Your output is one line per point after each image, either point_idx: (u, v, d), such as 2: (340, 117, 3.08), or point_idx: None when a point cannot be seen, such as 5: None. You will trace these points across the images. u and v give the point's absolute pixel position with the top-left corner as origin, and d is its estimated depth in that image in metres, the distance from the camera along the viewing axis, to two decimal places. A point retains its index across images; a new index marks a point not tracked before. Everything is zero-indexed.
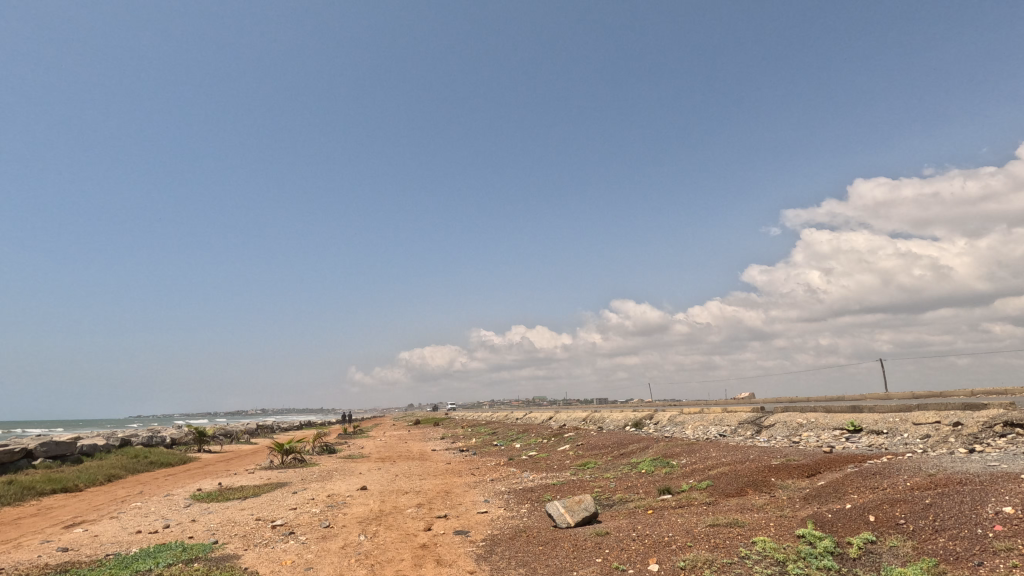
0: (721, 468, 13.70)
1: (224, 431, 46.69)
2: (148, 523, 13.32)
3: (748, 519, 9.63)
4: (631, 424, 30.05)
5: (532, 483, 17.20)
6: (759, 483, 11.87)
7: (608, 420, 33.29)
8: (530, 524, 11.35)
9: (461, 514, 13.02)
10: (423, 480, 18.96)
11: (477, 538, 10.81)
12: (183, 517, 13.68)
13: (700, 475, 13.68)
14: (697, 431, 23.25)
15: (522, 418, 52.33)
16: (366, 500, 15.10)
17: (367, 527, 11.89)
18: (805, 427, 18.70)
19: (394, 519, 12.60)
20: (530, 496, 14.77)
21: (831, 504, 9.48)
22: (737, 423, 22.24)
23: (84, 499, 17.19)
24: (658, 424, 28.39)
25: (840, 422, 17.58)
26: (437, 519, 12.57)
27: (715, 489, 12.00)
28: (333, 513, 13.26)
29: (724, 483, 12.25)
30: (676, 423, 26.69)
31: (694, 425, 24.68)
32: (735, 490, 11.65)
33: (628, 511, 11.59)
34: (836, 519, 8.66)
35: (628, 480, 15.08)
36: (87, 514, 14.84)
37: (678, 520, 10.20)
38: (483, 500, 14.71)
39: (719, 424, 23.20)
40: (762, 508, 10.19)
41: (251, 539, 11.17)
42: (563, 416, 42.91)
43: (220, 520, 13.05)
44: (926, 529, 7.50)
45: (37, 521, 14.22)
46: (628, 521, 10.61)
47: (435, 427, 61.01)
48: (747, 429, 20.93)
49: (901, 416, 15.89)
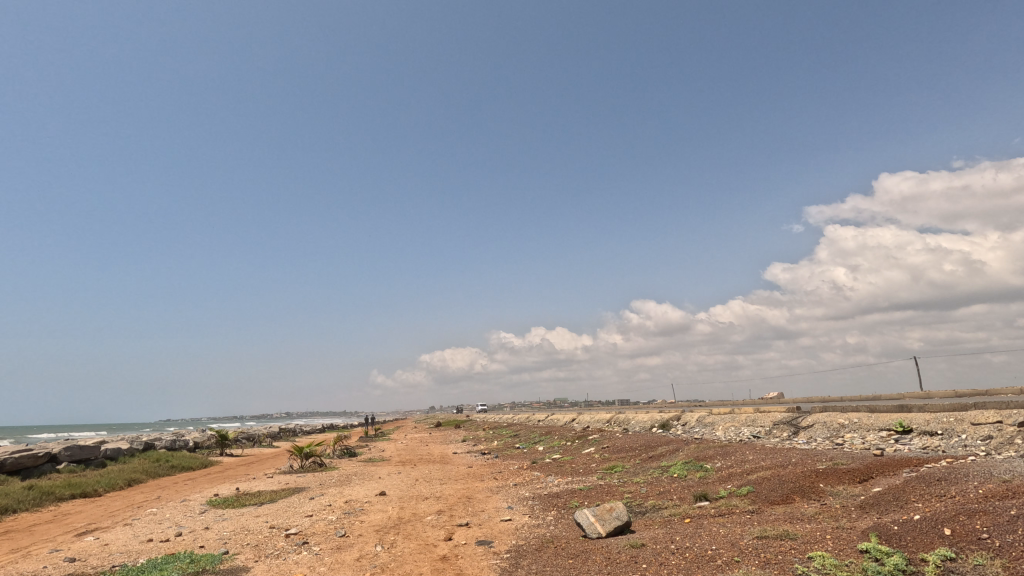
0: (762, 473, 12.72)
1: (247, 435, 46.81)
2: (161, 531, 12.87)
3: (801, 531, 8.70)
4: (658, 425, 28.99)
5: (557, 488, 16.38)
6: (807, 489, 10.90)
7: (634, 421, 32.39)
8: (557, 534, 10.57)
9: (484, 522, 12.27)
10: (444, 484, 18.25)
11: (501, 549, 10.07)
12: (196, 524, 13.21)
13: (739, 480, 12.72)
14: (729, 432, 22.20)
15: (545, 420, 51.56)
16: (384, 506, 14.47)
17: (385, 536, 11.26)
18: (848, 427, 17.56)
19: (413, 528, 11.95)
20: (556, 502, 13.96)
21: (894, 515, 8.52)
22: (771, 423, 21.14)
23: (102, 505, 16.92)
24: (687, 424, 27.36)
25: (888, 422, 16.38)
26: (458, 528, 11.86)
27: (758, 497, 11.05)
28: (350, 521, 12.67)
29: (768, 489, 11.30)
30: (705, 424, 25.64)
31: (725, 426, 23.55)
32: (780, 497, 10.69)
33: (662, 520, 10.71)
34: (904, 531, 7.70)
35: (660, 485, 14.19)
36: (101, 520, 14.51)
37: (720, 531, 9.30)
38: (506, 507, 13.93)
39: (753, 425, 22.08)
40: (814, 518, 9.25)
41: (263, 549, 10.60)
42: (586, 417, 41.95)
43: (234, 528, 12.55)
44: (1017, 545, 6.51)
45: (51, 528, 13.90)
46: (665, 532, 9.76)
47: (457, 428, 60.73)
48: (784, 430, 19.85)
49: (955, 416, 14.73)
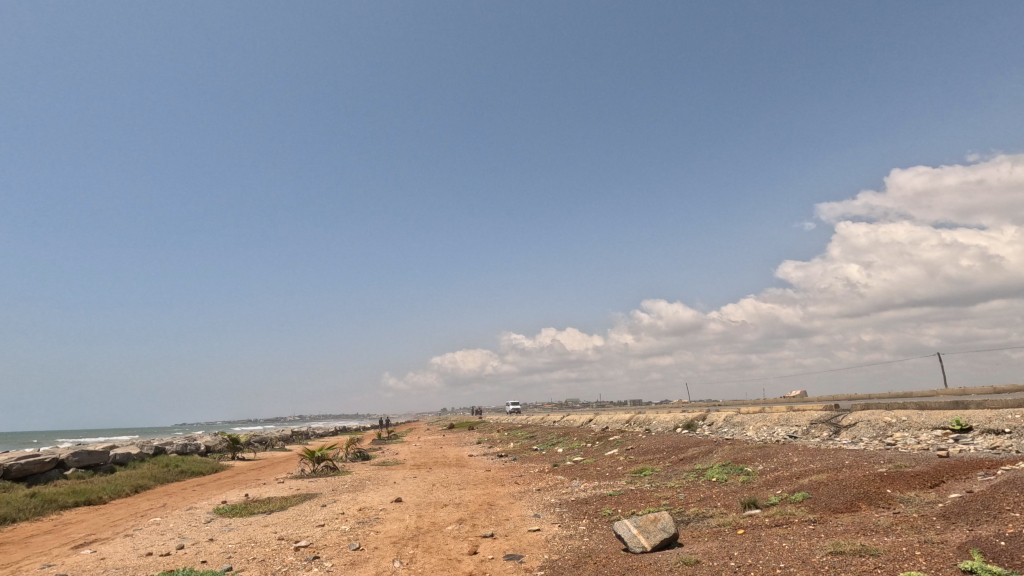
0: (815, 477, 11.52)
1: (261, 439, 46.18)
2: (162, 543, 11.96)
3: (882, 545, 7.52)
4: (682, 426, 27.78)
5: (585, 493, 15.26)
6: (873, 496, 9.70)
7: (657, 420, 31.20)
8: (594, 548, 9.50)
9: (510, 533, 11.22)
10: (463, 490, 17.18)
11: (534, 565, 9.00)
12: (200, 536, 12.31)
13: (790, 485, 11.53)
14: (762, 432, 20.93)
15: (562, 420, 50.43)
16: (400, 514, 13.46)
17: (403, 550, 10.25)
18: (896, 426, 16.28)
19: (434, 540, 10.92)
20: (587, 510, 12.88)
21: (990, 528, 7.35)
22: (808, 423, 19.86)
23: (105, 514, 16.11)
24: (713, 424, 26.09)
25: (942, 421, 15.11)
26: (482, 540, 10.82)
27: (817, 504, 9.88)
28: (365, 532, 11.69)
29: (827, 496, 10.12)
30: (734, 424, 24.37)
31: (756, 426, 22.29)
32: (844, 505, 9.53)
33: (710, 532, 9.59)
34: (1015, 549, 6.51)
35: (699, 491, 13.01)
36: (102, 532, 13.66)
37: (782, 545, 8.17)
38: (532, 515, 12.85)
39: (788, 425, 20.82)
40: (892, 530, 8.08)
41: (269, 565, 9.62)
42: (605, 417, 40.74)
43: (240, 539, 11.64)
44: None
45: (47, 540, 13.09)
46: (719, 545, 8.64)
47: (471, 430, 59.74)
48: (823, 430, 18.56)
49: (1021, 412, 13.48)
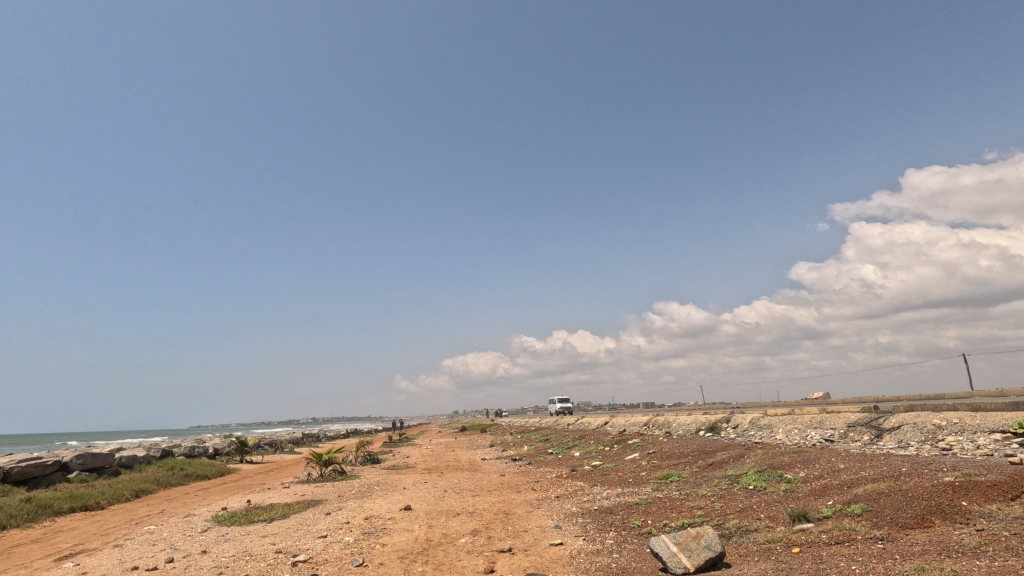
0: (873, 487, 10.25)
1: (270, 441, 45.45)
2: (151, 555, 11.01)
3: (978, 571, 6.30)
4: (704, 429, 26.46)
5: (608, 502, 14.08)
6: (948, 509, 8.45)
7: (677, 424, 29.84)
8: (626, 567, 8.39)
9: (529, 548, 10.11)
10: (476, 497, 16.08)
11: None
12: (194, 547, 11.35)
13: (843, 496, 10.28)
14: (794, 436, 19.58)
15: (576, 422, 49.18)
16: (409, 524, 12.42)
17: (410, 566, 9.22)
18: (947, 430, 14.92)
19: (445, 555, 9.85)
20: (613, 521, 11.74)
21: None
22: (845, 426, 18.49)
23: (98, 521, 15.23)
24: (738, 428, 24.73)
25: (1002, 425, 13.76)
26: (499, 555, 9.70)
27: (881, 519, 8.68)
28: (370, 545, 10.65)
29: (891, 509, 8.91)
30: (761, 427, 23.02)
31: (786, 430, 20.94)
32: (913, 520, 8.33)
33: (759, 549, 8.42)
34: None
35: (736, 501, 11.79)
36: (91, 541, 12.74)
37: (852, 569, 6.96)
38: (552, 526, 11.75)
39: (821, 427, 19.47)
40: (983, 552, 6.86)
41: None
42: (620, 420, 39.40)
43: (234, 552, 10.67)
44: None
45: (32, 551, 12.20)
46: (776, 567, 7.46)
47: (482, 433, 58.62)
48: (863, 434, 17.21)
49: None
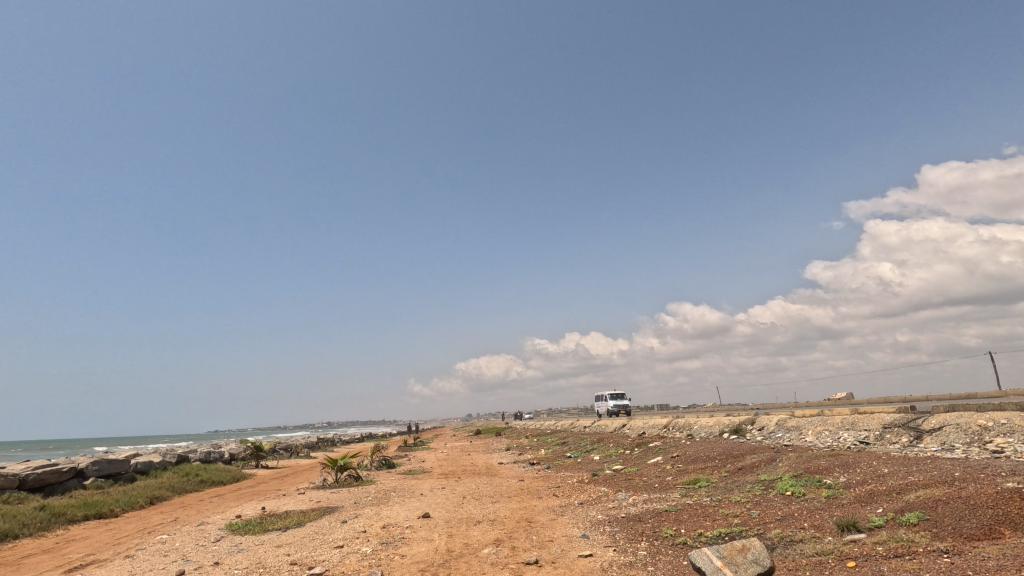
0: (927, 493, 9.51)
1: (285, 445, 45.28)
2: (162, 567, 10.60)
3: None
4: (728, 431, 25.66)
5: (636, 509, 13.41)
6: (1018, 519, 7.73)
7: (699, 425, 29.03)
8: None
9: (557, 560, 9.49)
10: (496, 503, 15.50)
11: None
12: (206, 558, 10.93)
13: (894, 503, 9.57)
14: (826, 438, 18.76)
15: (593, 424, 48.53)
16: (428, 534, 11.90)
17: None
18: (995, 431, 14.05)
19: (468, 567, 9.29)
20: (644, 530, 11.09)
21: None
22: (881, 427, 17.63)
23: (111, 530, 14.89)
24: (764, 429, 23.90)
25: None
26: (525, 568, 9.12)
27: (941, 529, 7.99)
28: (390, 556, 10.14)
29: (952, 518, 8.19)
30: (789, 429, 22.19)
31: (817, 432, 20.09)
32: (980, 531, 7.63)
33: (810, 563, 7.76)
34: None
35: (775, 508, 11.09)
36: (102, 551, 12.39)
37: None
38: (579, 536, 11.13)
39: (855, 429, 18.62)
40: None
41: None
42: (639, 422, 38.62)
43: (247, 564, 10.20)
44: None
45: (42, 561, 11.86)
46: None
47: (496, 436, 58.10)
48: (901, 435, 16.36)
49: None
